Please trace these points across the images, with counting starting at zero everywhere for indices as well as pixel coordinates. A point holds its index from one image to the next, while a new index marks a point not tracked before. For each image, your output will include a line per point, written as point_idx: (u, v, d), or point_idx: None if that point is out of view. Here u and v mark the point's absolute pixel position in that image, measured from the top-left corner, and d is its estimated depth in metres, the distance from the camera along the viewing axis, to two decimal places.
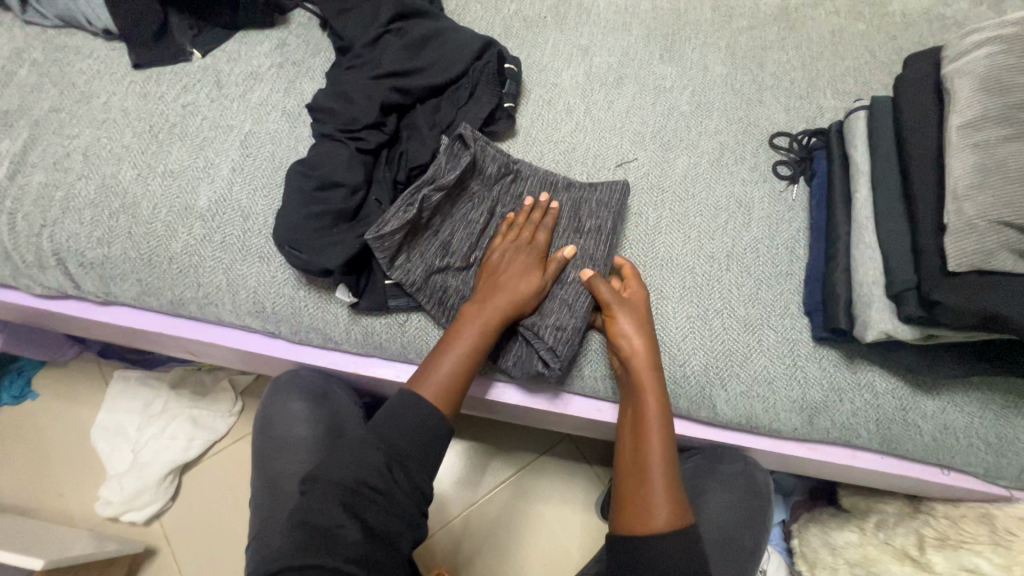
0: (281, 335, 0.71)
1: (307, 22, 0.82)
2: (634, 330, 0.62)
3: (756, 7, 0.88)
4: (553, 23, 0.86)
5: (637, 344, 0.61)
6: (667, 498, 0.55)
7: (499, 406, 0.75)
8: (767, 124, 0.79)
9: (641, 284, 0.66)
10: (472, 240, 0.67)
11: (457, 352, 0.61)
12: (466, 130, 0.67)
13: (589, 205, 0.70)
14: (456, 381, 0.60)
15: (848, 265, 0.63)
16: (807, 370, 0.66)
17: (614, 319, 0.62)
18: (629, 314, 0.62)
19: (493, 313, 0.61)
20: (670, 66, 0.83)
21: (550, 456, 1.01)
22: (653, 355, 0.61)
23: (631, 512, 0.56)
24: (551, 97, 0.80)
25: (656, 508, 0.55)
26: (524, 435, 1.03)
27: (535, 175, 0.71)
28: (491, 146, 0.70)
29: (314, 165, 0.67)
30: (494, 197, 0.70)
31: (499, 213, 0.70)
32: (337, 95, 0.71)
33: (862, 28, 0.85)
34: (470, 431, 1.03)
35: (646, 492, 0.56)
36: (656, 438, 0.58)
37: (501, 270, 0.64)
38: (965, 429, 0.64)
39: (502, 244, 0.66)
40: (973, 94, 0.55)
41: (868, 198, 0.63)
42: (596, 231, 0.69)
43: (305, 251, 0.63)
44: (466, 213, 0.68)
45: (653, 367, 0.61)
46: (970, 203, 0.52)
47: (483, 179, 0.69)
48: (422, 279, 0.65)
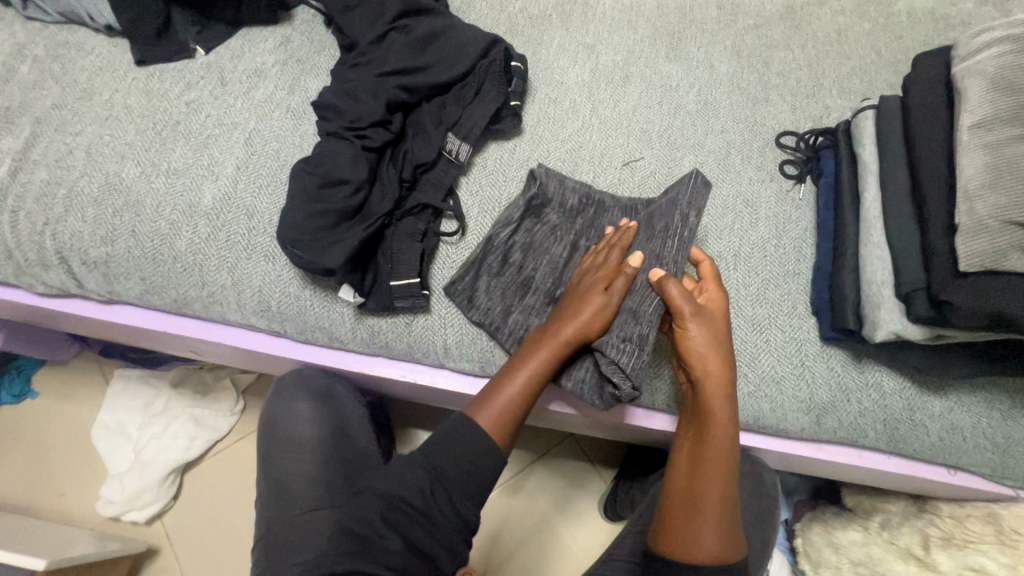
0: (286, 335, 0.70)
1: (312, 19, 0.82)
2: (712, 355, 0.58)
3: (762, 6, 0.88)
4: (559, 21, 0.86)
5: (714, 374, 0.58)
6: (718, 532, 0.57)
7: (547, 414, 0.76)
8: (773, 123, 0.79)
9: (723, 295, 0.61)
10: (554, 275, 0.67)
11: (523, 377, 0.60)
12: (538, 165, 0.68)
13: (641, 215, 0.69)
14: (519, 406, 0.60)
15: (856, 264, 0.63)
16: (815, 370, 0.65)
17: (686, 329, 0.59)
18: (709, 334, 0.58)
19: (564, 337, 0.60)
20: (676, 64, 0.83)
21: (554, 456, 1.01)
22: (730, 385, 0.58)
23: (679, 539, 0.58)
24: (557, 95, 0.80)
25: (703, 540, 0.57)
26: (529, 435, 1.03)
27: (618, 206, 0.70)
28: (569, 178, 0.69)
29: (319, 162, 0.66)
30: (578, 230, 0.69)
31: (583, 246, 0.69)
32: (343, 93, 0.70)
33: (868, 27, 0.85)
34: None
35: (699, 525, 0.57)
36: (717, 475, 0.57)
37: (577, 294, 0.62)
38: (972, 429, 0.64)
39: (581, 274, 0.65)
40: (983, 93, 0.55)
41: (876, 197, 0.63)
42: (665, 231, 0.64)
43: (306, 249, 0.62)
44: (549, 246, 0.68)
45: (728, 396, 0.58)
46: (981, 203, 0.52)
47: (563, 211, 0.69)
48: (502, 318, 0.66)
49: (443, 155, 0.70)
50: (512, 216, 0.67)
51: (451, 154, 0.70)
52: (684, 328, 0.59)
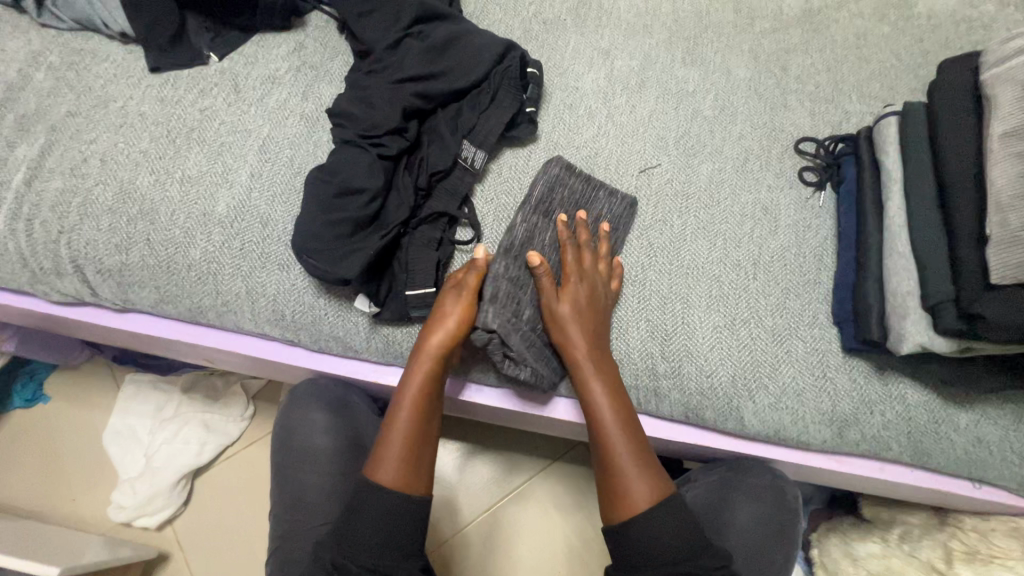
0: (300, 344, 0.70)
1: (325, 25, 0.81)
2: (575, 323, 0.63)
3: (780, 9, 0.86)
4: (574, 25, 0.85)
5: (576, 338, 0.63)
6: (641, 478, 0.58)
7: (534, 420, 0.75)
8: (792, 129, 0.78)
9: (577, 269, 0.66)
10: None
11: (409, 399, 0.60)
12: (547, 166, 0.71)
13: (630, 224, 0.72)
14: (411, 447, 0.59)
15: (880, 274, 0.62)
16: (836, 381, 0.64)
17: (553, 308, 0.64)
18: (564, 306, 0.63)
19: (431, 353, 0.61)
20: (693, 69, 0.82)
21: (565, 463, 1.01)
22: (590, 346, 0.63)
23: (615, 503, 0.59)
24: (572, 101, 0.79)
25: (634, 492, 0.58)
26: (540, 441, 1.03)
27: (617, 203, 0.72)
28: (571, 178, 0.71)
29: (333, 171, 0.66)
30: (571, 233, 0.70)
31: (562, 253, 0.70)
32: (358, 100, 0.69)
33: (888, 31, 0.84)
34: (484, 439, 1.03)
35: (624, 478, 0.59)
36: (616, 428, 0.60)
37: (437, 310, 0.63)
38: (998, 442, 0.63)
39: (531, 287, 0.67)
40: (1016, 100, 0.53)
41: (901, 206, 0.62)
42: (535, 208, 0.69)
43: (322, 259, 0.62)
44: (535, 245, 0.68)
45: (592, 356, 0.62)
46: (1014, 214, 0.51)
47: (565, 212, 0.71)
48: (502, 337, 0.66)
49: (458, 163, 0.69)
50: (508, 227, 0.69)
51: (467, 161, 0.69)
52: (550, 310, 0.64)
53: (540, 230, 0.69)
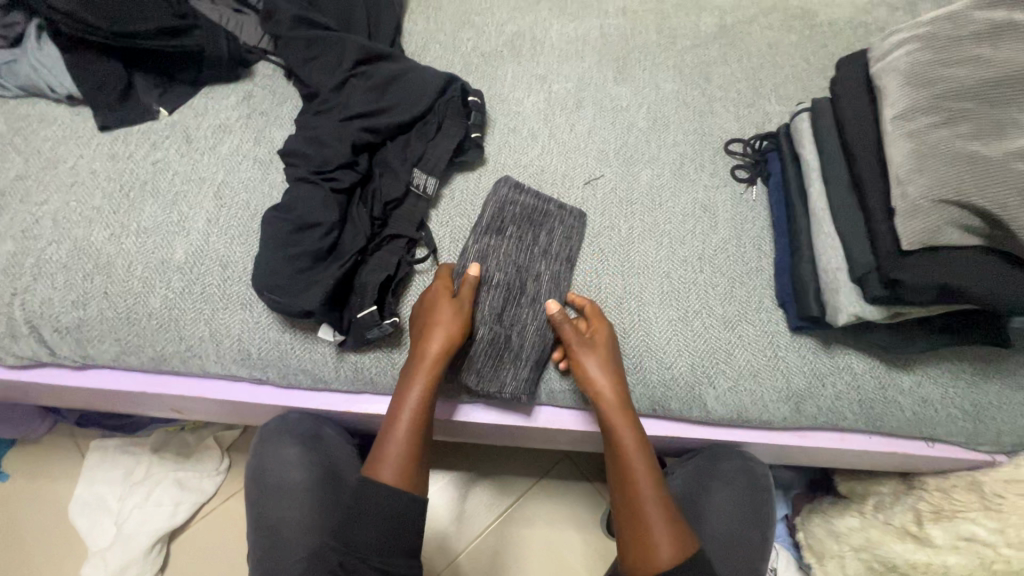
0: (269, 381, 0.70)
1: (272, 73, 0.85)
2: (607, 377, 0.64)
3: (697, 29, 0.96)
4: (511, 56, 0.92)
5: (606, 390, 0.64)
6: (667, 530, 0.60)
7: (513, 432, 0.77)
8: (720, 133, 0.84)
9: (605, 323, 0.67)
10: (507, 301, 0.70)
11: (409, 411, 0.62)
12: (494, 189, 0.75)
13: (581, 232, 0.75)
14: (413, 447, 0.62)
15: (812, 256, 0.67)
16: (788, 359, 0.68)
17: (581, 365, 0.64)
18: (592, 357, 0.64)
19: (429, 363, 0.63)
20: (624, 86, 0.89)
21: (551, 479, 1.02)
22: (623, 398, 0.65)
23: (638, 555, 0.60)
24: (515, 124, 0.84)
25: (659, 545, 0.59)
26: (527, 459, 1.03)
27: (567, 213, 0.76)
28: (520, 195, 0.75)
29: (288, 207, 0.67)
30: (526, 247, 0.73)
31: (522, 267, 0.72)
32: (305, 139, 0.71)
33: (796, 39, 0.95)
34: (469, 462, 1.02)
35: (650, 534, 0.60)
36: (649, 482, 0.62)
37: (429, 314, 0.65)
38: (941, 400, 0.67)
39: (490, 302, 0.70)
40: (899, 88, 0.58)
41: (822, 192, 0.67)
42: (488, 229, 0.72)
43: (285, 293, 0.63)
44: (491, 262, 0.71)
45: (624, 403, 0.64)
46: (912, 186, 0.54)
47: (519, 225, 0.74)
48: (471, 352, 0.68)
49: (411, 190, 0.72)
50: (465, 249, 0.72)
51: (419, 188, 0.72)
52: (578, 360, 0.65)
53: (495, 247, 0.72)
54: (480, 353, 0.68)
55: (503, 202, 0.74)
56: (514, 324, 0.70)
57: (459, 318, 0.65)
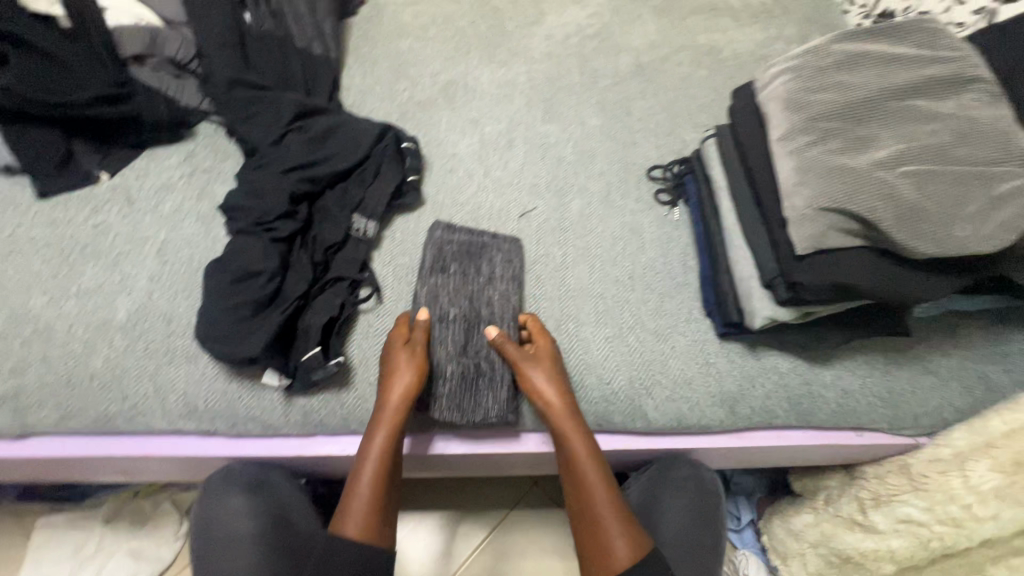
0: (218, 433, 0.70)
1: (213, 132, 0.89)
2: (557, 396, 0.67)
3: (616, 68, 1.05)
4: (445, 103, 0.98)
5: (559, 409, 0.67)
6: (623, 538, 0.63)
7: (486, 462, 0.79)
8: (643, 161, 0.91)
9: (547, 337, 0.72)
10: (467, 333, 0.73)
11: (373, 458, 0.64)
12: (433, 231, 0.78)
13: (520, 257, 0.79)
14: (380, 488, 0.65)
15: (728, 267, 0.72)
16: (718, 365, 0.72)
17: (528, 378, 0.67)
18: (540, 376, 0.67)
19: (389, 410, 0.64)
20: (553, 124, 0.96)
21: (523, 508, 1.03)
22: (576, 417, 0.67)
23: (596, 562, 0.63)
24: (452, 165, 0.89)
25: (616, 552, 0.63)
26: (499, 490, 1.04)
27: (502, 243, 0.79)
28: (457, 233, 0.79)
29: (229, 259, 0.69)
30: (471, 279, 0.76)
31: (473, 298, 0.75)
32: (244, 193, 0.74)
33: (705, 73, 1.05)
34: (442, 499, 1.02)
35: (606, 542, 0.63)
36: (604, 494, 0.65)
37: (388, 365, 0.66)
38: (861, 390, 0.73)
39: (452, 335, 0.72)
40: (780, 113, 0.66)
41: (731, 208, 0.74)
42: (433, 269, 0.75)
43: (229, 342, 0.64)
44: (441, 299, 0.74)
45: (575, 420, 0.67)
46: (798, 198, 0.61)
47: (461, 260, 0.77)
48: (448, 389, 0.70)
49: (351, 234, 0.76)
50: (415, 292, 0.74)
51: (359, 232, 0.76)
52: (525, 377, 0.67)
53: (443, 286, 0.74)
54: (453, 386, 0.70)
55: (444, 240, 0.78)
56: (479, 350, 0.72)
57: (419, 364, 0.66)
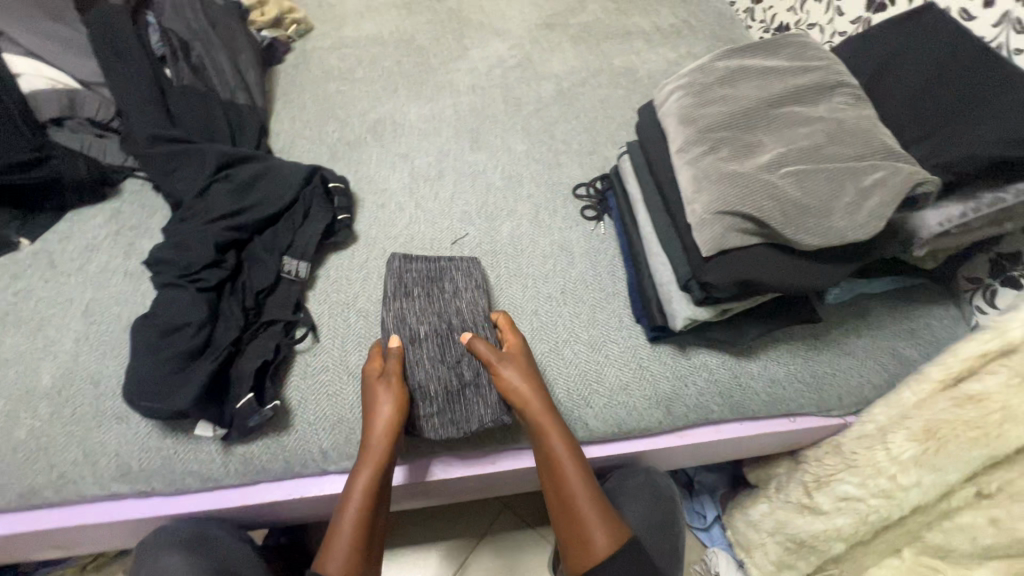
0: (157, 492, 0.68)
1: (140, 188, 0.89)
2: (530, 392, 0.67)
3: (538, 95, 1.10)
4: (375, 141, 1.00)
5: (535, 405, 0.67)
6: (602, 529, 0.62)
7: (460, 487, 0.79)
8: (568, 180, 0.95)
9: (519, 338, 0.73)
10: (444, 349, 0.73)
11: (359, 489, 0.63)
12: (393, 259, 0.79)
13: (480, 272, 0.80)
14: (365, 518, 0.63)
15: (650, 274, 0.76)
16: (651, 368, 0.75)
17: (503, 376, 0.68)
18: (516, 378, 0.67)
19: (377, 444, 0.64)
20: (480, 153, 0.99)
21: (496, 530, 1.10)
22: (552, 412, 0.67)
23: (577, 555, 0.63)
24: (384, 200, 0.91)
25: (595, 543, 0.62)
26: (471, 515, 1.11)
27: (461, 262, 0.81)
28: (416, 260, 0.80)
29: (155, 314, 0.68)
30: (435, 300, 0.76)
31: (444, 315, 0.75)
32: (170, 246, 0.74)
33: (622, 93, 1.11)
34: (417, 530, 1.09)
35: (586, 534, 0.63)
36: (583, 487, 0.64)
37: (369, 401, 0.66)
38: (787, 377, 0.77)
39: (432, 352, 0.72)
40: (675, 128, 0.71)
41: (647, 219, 0.78)
42: (396, 296, 0.76)
43: (157, 398, 0.63)
44: (409, 319, 0.74)
45: (552, 415, 0.67)
46: (697, 204, 0.65)
47: (423, 284, 0.78)
48: (439, 407, 0.69)
49: (282, 276, 0.77)
50: (383, 320, 0.74)
51: (290, 274, 0.77)
52: (499, 377, 0.68)
53: (408, 310, 0.75)
54: (441, 403, 0.70)
55: (404, 267, 0.79)
56: (459, 359, 0.72)
57: (402, 393, 0.66)
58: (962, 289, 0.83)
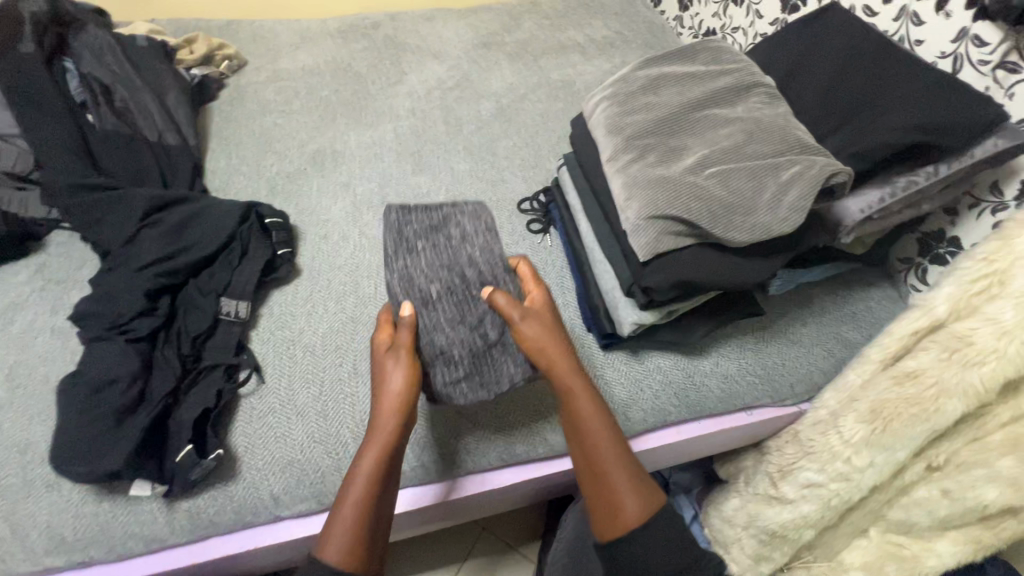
0: (97, 561, 0.64)
1: (67, 239, 0.85)
2: (557, 350, 0.64)
3: (478, 113, 1.11)
4: (315, 171, 0.99)
5: (561, 363, 0.63)
6: (633, 494, 0.58)
7: (445, 512, 0.77)
8: (512, 196, 0.96)
9: (542, 293, 0.69)
10: (462, 310, 0.68)
11: (367, 461, 0.58)
12: (387, 210, 0.72)
13: (486, 215, 0.74)
14: (370, 495, 0.57)
15: (596, 282, 0.77)
16: (605, 375, 0.75)
17: (525, 333, 0.64)
18: (539, 333, 0.64)
19: (389, 413, 0.60)
20: (423, 175, 0.99)
21: (477, 556, 1.07)
22: (578, 370, 0.64)
23: (607, 523, 0.58)
24: (327, 231, 0.89)
25: (627, 508, 0.57)
26: (450, 543, 1.09)
27: (466, 208, 0.74)
28: (410, 211, 0.73)
29: (82, 372, 0.65)
30: (444, 253, 0.70)
31: (459, 270, 0.69)
32: (96, 297, 0.71)
33: (561, 106, 1.13)
34: (394, 565, 1.06)
35: (616, 498, 0.58)
36: (612, 446, 0.60)
37: (380, 373, 0.63)
38: (738, 371, 0.78)
39: (450, 314, 0.68)
40: (603, 138, 0.72)
41: (588, 228, 0.79)
42: (403, 253, 0.69)
43: (87, 461, 0.60)
44: (417, 279, 0.68)
45: (579, 373, 0.64)
46: (630, 211, 0.66)
47: (427, 237, 0.71)
48: (465, 370, 0.67)
49: (221, 319, 0.74)
50: (389, 281, 0.68)
51: (229, 315, 0.74)
52: (522, 335, 0.64)
53: (415, 268, 0.69)
54: (467, 365, 0.67)
55: (402, 220, 0.72)
56: (481, 318, 0.68)
57: (415, 365, 0.63)
58: (895, 271, 0.87)
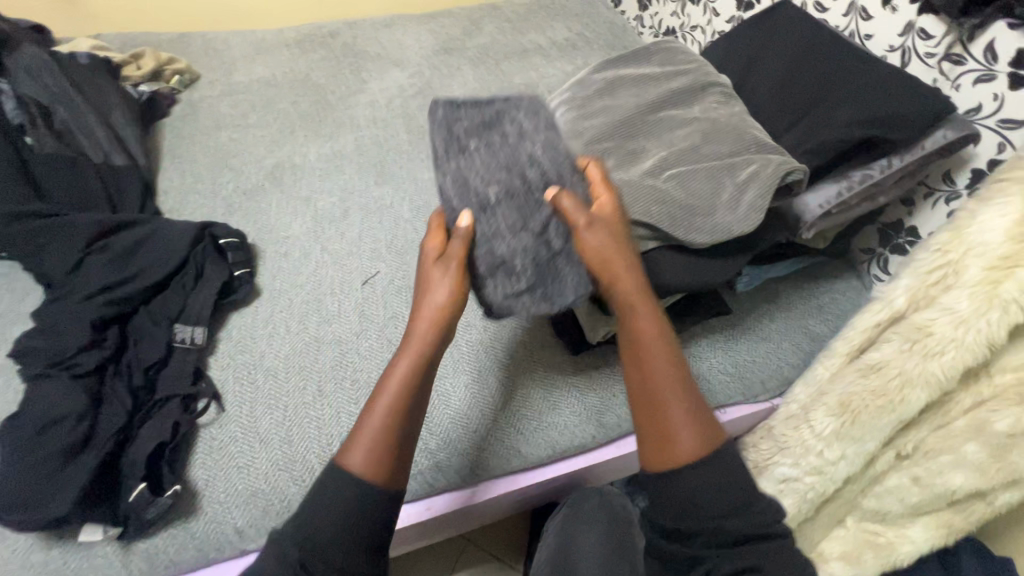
0: None
1: (8, 271, 0.81)
2: (622, 262, 0.56)
3: None
4: (274, 187, 0.96)
5: (624, 276, 0.56)
6: (687, 425, 0.53)
7: (433, 527, 0.75)
8: None
9: (613, 197, 0.59)
10: (523, 214, 0.59)
11: (395, 381, 0.56)
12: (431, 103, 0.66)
13: (544, 112, 0.65)
14: (396, 420, 0.55)
15: None
16: (577, 383, 0.75)
17: (588, 240, 0.56)
18: (606, 244, 0.56)
19: (422, 332, 0.57)
20: (386, 187, 0.97)
21: (461, 569, 1.06)
22: (642, 288, 0.57)
23: (654, 452, 0.54)
24: (287, 248, 0.87)
25: (680, 440, 0.53)
26: (434, 557, 1.07)
27: (522, 102, 0.65)
28: (459, 105, 0.65)
29: (23, 412, 0.61)
30: (499, 147, 0.61)
31: (517, 169, 0.59)
32: (38, 331, 0.67)
33: None
34: None
35: (668, 428, 0.54)
36: (668, 369, 0.55)
37: (422, 284, 0.58)
38: (709, 370, 0.78)
39: (505, 218, 0.58)
40: None
41: None
42: (454, 152, 0.62)
43: (31, 507, 0.57)
44: (473, 181, 0.60)
45: (644, 292, 0.57)
46: None
47: (477, 134, 0.63)
48: (525, 282, 0.58)
49: (175, 346, 0.71)
50: (441, 183, 0.61)
51: (185, 342, 0.71)
52: (585, 244, 0.56)
53: (468, 168, 0.60)
54: (531, 275, 0.58)
55: (445, 116, 0.64)
56: (545, 223, 0.58)
57: (461, 276, 0.58)
58: (859, 262, 0.88)
